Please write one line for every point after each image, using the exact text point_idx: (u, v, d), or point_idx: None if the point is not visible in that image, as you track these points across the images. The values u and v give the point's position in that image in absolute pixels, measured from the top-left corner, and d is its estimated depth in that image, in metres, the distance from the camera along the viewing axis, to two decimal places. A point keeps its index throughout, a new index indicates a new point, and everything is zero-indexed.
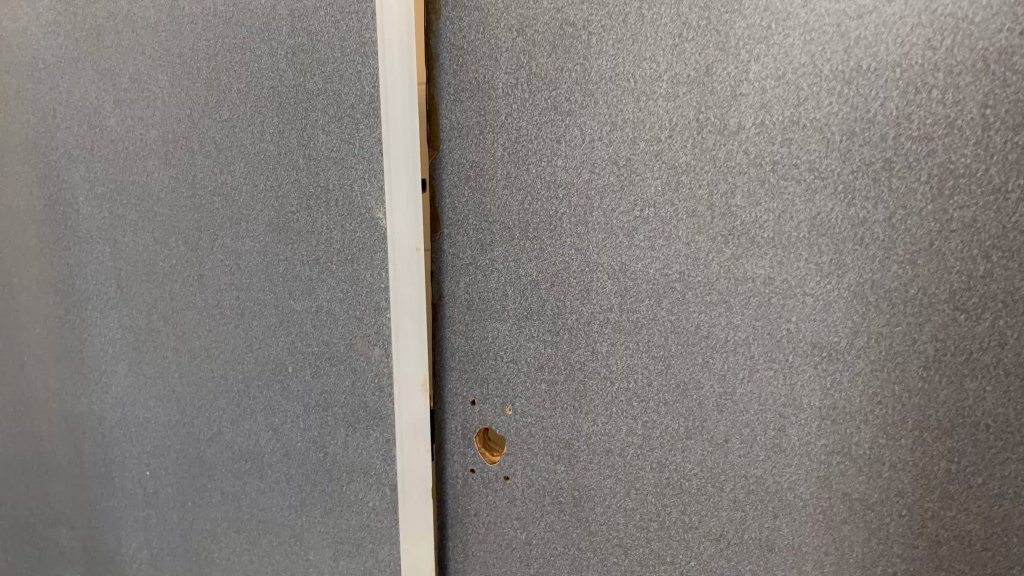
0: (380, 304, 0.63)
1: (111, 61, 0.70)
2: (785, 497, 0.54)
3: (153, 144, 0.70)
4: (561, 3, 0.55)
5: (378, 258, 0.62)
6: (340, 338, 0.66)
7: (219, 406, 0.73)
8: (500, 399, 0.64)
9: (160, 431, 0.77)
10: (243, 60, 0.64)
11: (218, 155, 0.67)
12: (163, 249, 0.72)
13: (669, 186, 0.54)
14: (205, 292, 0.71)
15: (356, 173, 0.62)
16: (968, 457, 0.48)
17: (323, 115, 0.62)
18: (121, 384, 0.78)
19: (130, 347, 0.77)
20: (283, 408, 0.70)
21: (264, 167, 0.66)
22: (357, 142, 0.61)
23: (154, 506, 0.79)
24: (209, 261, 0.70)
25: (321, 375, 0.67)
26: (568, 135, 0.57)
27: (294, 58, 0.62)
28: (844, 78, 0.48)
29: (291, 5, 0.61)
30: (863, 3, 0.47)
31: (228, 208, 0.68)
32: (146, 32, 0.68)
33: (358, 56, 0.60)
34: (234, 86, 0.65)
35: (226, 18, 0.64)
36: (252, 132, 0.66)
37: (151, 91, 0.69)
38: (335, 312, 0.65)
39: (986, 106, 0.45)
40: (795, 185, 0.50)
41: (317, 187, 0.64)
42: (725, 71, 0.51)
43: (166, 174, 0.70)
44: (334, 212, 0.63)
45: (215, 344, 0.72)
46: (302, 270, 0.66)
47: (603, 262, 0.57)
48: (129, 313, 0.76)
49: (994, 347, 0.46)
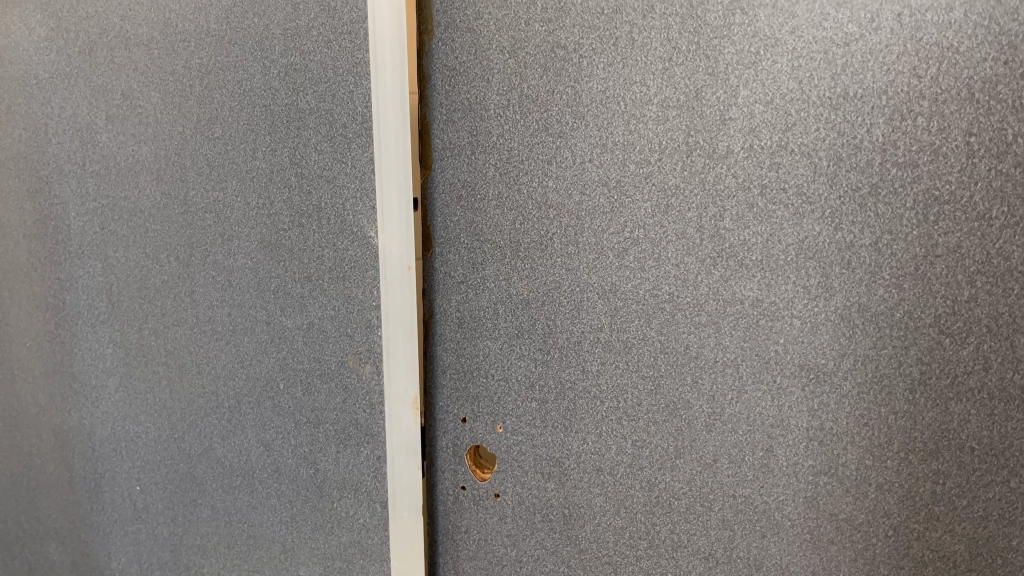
0: (371, 322, 0.63)
1: (103, 78, 0.71)
2: (773, 517, 0.54)
3: (145, 160, 0.70)
4: (553, 26, 0.56)
5: (370, 276, 0.63)
6: (332, 355, 0.66)
7: (210, 421, 0.73)
8: (491, 417, 0.64)
9: (150, 446, 0.77)
10: (235, 78, 0.65)
11: (210, 172, 0.68)
12: (154, 265, 0.72)
13: (659, 208, 0.55)
14: (196, 308, 0.71)
15: (348, 191, 0.62)
16: (953, 479, 0.49)
17: (315, 134, 0.62)
18: (111, 399, 0.78)
19: (120, 363, 0.77)
20: (274, 424, 0.70)
21: (257, 185, 0.66)
22: (349, 161, 0.61)
23: (144, 521, 0.79)
24: (201, 277, 0.70)
25: (312, 392, 0.67)
26: (559, 156, 0.57)
27: (286, 77, 0.62)
28: (831, 104, 0.48)
29: (284, 25, 0.62)
30: (849, 31, 0.47)
31: (220, 225, 0.68)
32: (139, 50, 0.68)
33: (350, 76, 0.60)
34: (226, 104, 0.66)
35: (218, 36, 0.65)
36: (244, 150, 0.66)
37: (143, 107, 0.69)
38: (326, 330, 0.65)
39: (971, 134, 0.46)
40: (783, 209, 0.51)
41: (308, 205, 0.64)
42: (714, 96, 0.52)
43: (157, 190, 0.70)
44: (326, 230, 0.64)
45: (207, 360, 0.72)
46: (294, 288, 0.66)
47: (594, 282, 0.58)
48: (119, 328, 0.76)
49: (978, 371, 0.47)
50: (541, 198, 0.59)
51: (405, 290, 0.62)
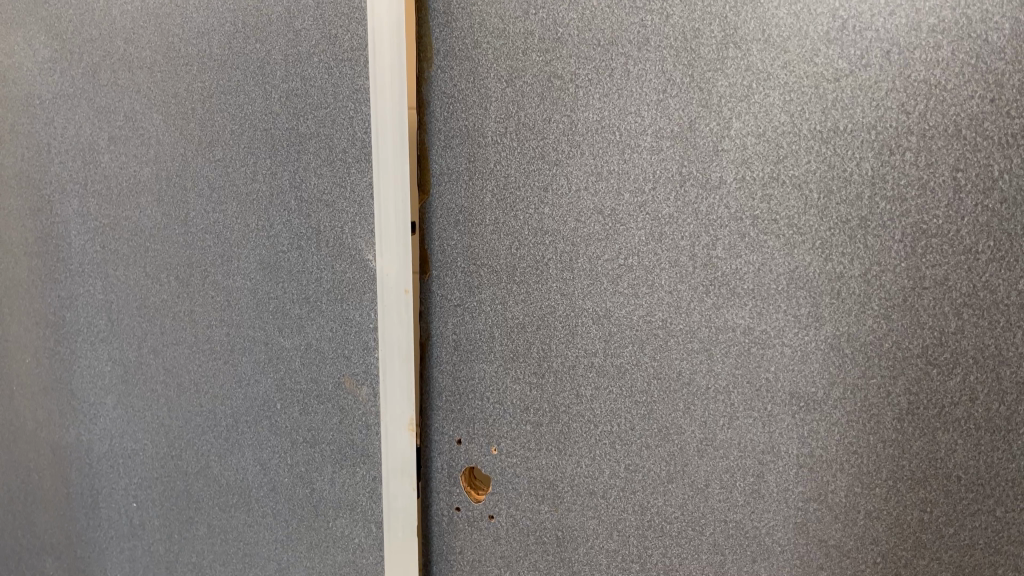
0: (368, 344, 0.64)
1: (106, 99, 0.71)
2: (764, 542, 0.55)
3: (146, 181, 0.71)
4: (550, 57, 0.57)
5: (368, 299, 0.63)
6: (329, 376, 0.66)
7: (207, 440, 0.74)
8: (486, 439, 0.65)
9: (148, 463, 0.77)
10: (237, 102, 0.66)
11: (211, 194, 0.68)
12: (154, 284, 0.73)
13: (653, 237, 0.55)
14: (196, 327, 0.72)
15: (347, 215, 0.63)
16: (940, 507, 0.50)
17: (315, 159, 0.63)
18: (109, 416, 0.78)
19: (119, 380, 0.77)
20: (272, 443, 0.71)
21: (257, 207, 0.67)
22: (348, 185, 0.62)
23: (140, 537, 0.80)
24: (200, 297, 0.71)
25: (309, 413, 0.68)
26: (554, 183, 0.58)
27: (288, 102, 0.63)
28: (822, 137, 0.49)
29: (286, 51, 0.63)
30: (840, 67, 0.48)
31: (220, 246, 0.69)
32: (142, 72, 0.69)
33: (350, 101, 0.61)
34: (228, 127, 0.67)
35: (220, 61, 0.66)
36: (245, 173, 0.67)
37: (145, 129, 0.70)
38: (324, 350, 0.66)
39: (958, 170, 0.46)
40: (774, 240, 0.52)
41: (308, 228, 0.65)
42: (708, 127, 0.53)
43: (158, 211, 0.71)
44: (325, 252, 0.64)
45: (205, 378, 0.73)
46: (292, 309, 0.67)
47: (588, 308, 0.59)
48: (119, 346, 0.76)
49: (964, 402, 0.48)
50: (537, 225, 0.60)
51: (402, 314, 0.62)
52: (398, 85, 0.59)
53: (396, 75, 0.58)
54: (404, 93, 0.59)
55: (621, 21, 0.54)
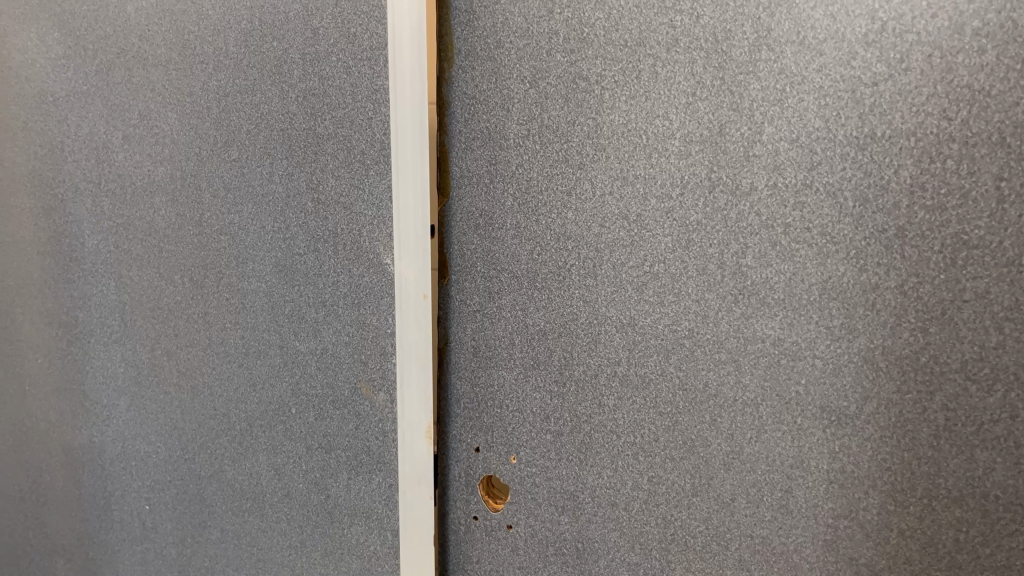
0: (386, 349, 0.63)
1: (121, 97, 0.70)
2: (791, 559, 0.53)
3: (160, 180, 0.70)
4: (575, 58, 0.56)
5: (385, 304, 0.62)
6: (345, 381, 0.65)
7: (221, 443, 0.73)
8: (505, 447, 0.64)
9: (161, 466, 0.76)
10: (253, 101, 0.64)
11: (226, 194, 0.67)
12: (168, 286, 0.72)
13: (679, 244, 0.54)
14: (210, 330, 0.71)
15: (365, 218, 0.62)
16: (976, 527, 0.47)
17: (333, 160, 0.62)
18: (121, 419, 0.77)
19: (132, 382, 0.76)
20: (286, 448, 0.70)
21: (273, 209, 0.65)
22: (366, 187, 0.61)
23: (153, 541, 0.79)
24: (215, 299, 0.70)
25: (324, 418, 0.67)
26: (578, 188, 0.57)
27: (305, 102, 0.62)
28: (858, 143, 0.48)
29: (303, 50, 0.61)
30: (878, 71, 0.47)
31: (235, 248, 0.68)
32: (157, 70, 0.68)
33: (369, 102, 0.60)
34: (244, 127, 0.65)
35: (237, 59, 0.64)
36: (261, 173, 0.65)
37: (160, 127, 0.69)
38: (340, 355, 0.65)
39: (1001, 179, 0.44)
40: (807, 248, 0.50)
41: (325, 231, 0.64)
42: (739, 132, 0.51)
43: (173, 212, 0.70)
44: (341, 255, 0.63)
45: (219, 382, 0.72)
46: (308, 313, 0.66)
47: (611, 315, 0.57)
48: (132, 347, 0.75)
49: (1005, 420, 0.46)
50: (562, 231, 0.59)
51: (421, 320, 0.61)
52: (418, 87, 0.58)
53: (417, 76, 0.58)
54: (423, 94, 0.58)
55: (649, 22, 0.52)
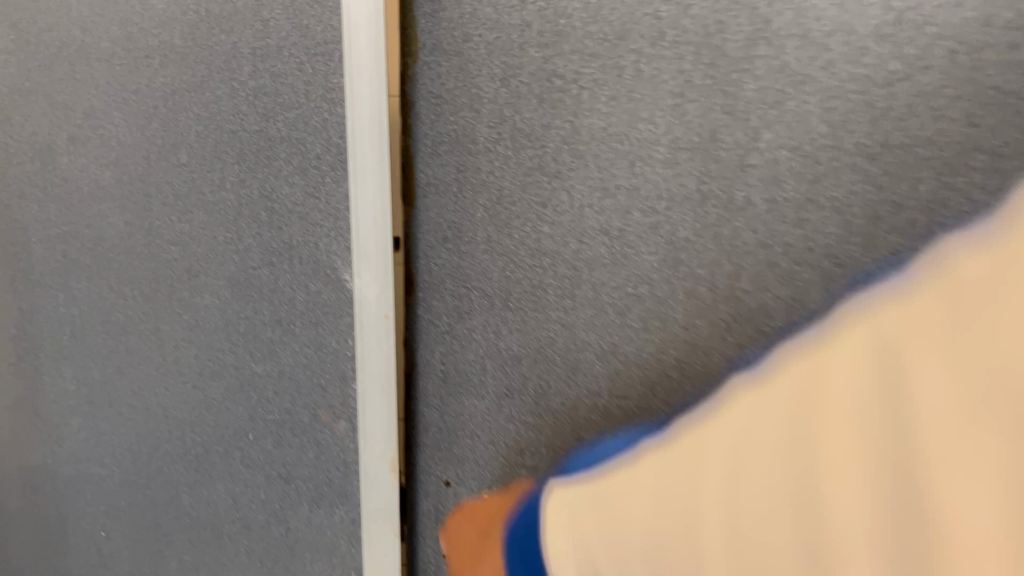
0: (347, 373, 0.58)
1: (64, 94, 0.64)
2: None
3: (107, 186, 0.65)
4: (551, 53, 0.50)
5: (345, 323, 0.57)
6: (304, 407, 0.60)
7: (176, 469, 0.67)
8: (477, 483, 0.58)
9: (115, 490, 0.71)
10: (201, 100, 0.58)
11: (175, 202, 0.62)
12: (119, 299, 0.67)
13: (666, 264, 0.48)
14: (163, 348, 0.65)
15: (322, 230, 0.56)
16: None
17: (286, 165, 0.56)
18: (74, 439, 0.72)
19: (84, 401, 0.71)
20: (244, 476, 0.64)
21: (224, 218, 0.60)
22: (323, 197, 0.55)
23: (110, 567, 0.74)
24: (166, 315, 0.64)
25: (283, 446, 0.62)
26: (554, 199, 0.51)
27: (255, 101, 0.56)
28: (868, 153, 0.42)
29: (253, 44, 0.55)
30: (893, 70, 0.41)
31: (186, 260, 0.62)
32: (100, 65, 0.62)
33: (325, 102, 0.54)
34: (193, 127, 0.59)
35: (183, 54, 0.58)
36: (211, 179, 0.60)
37: (106, 128, 0.63)
38: (298, 379, 0.60)
39: None
40: (810, 272, 0.43)
41: (279, 243, 0.58)
42: (733, 138, 0.45)
43: (121, 220, 0.65)
44: (297, 271, 0.58)
45: (172, 403, 0.66)
46: (264, 332, 0.60)
47: (591, 341, 0.51)
48: (84, 364, 0.70)
49: None
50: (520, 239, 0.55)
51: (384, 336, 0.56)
52: (381, 76, 0.53)
53: (377, 63, 0.53)
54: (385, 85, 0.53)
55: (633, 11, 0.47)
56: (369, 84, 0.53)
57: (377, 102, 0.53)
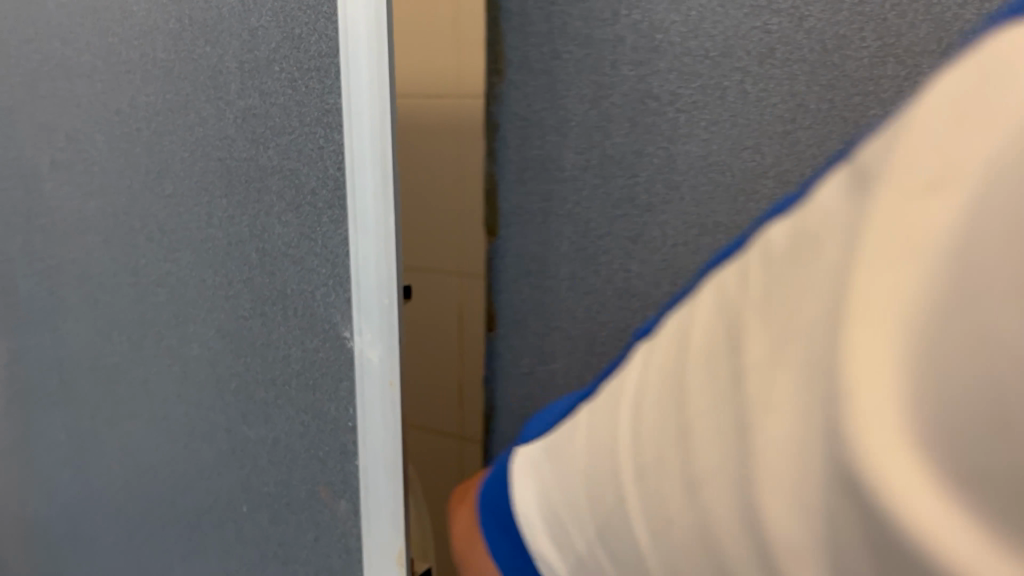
0: (347, 447, 0.48)
1: (46, 114, 0.57)
2: None
3: (91, 217, 0.57)
4: (644, 71, 0.62)
5: (344, 388, 0.47)
6: (301, 482, 0.51)
7: (169, 536, 0.60)
8: None
9: (107, 553, 0.64)
10: (186, 123, 0.50)
11: (161, 238, 0.54)
12: (106, 344, 0.59)
13: None
14: (152, 401, 0.58)
15: (318, 277, 0.47)
16: None
17: (278, 201, 0.47)
18: (64, 494, 0.65)
19: (73, 453, 0.64)
20: (238, 553, 0.56)
21: (214, 258, 0.51)
22: (319, 239, 0.46)
23: None
24: (155, 364, 0.57)
25: (279, 522, 0.53)
26: None
27: (244, 125, 0.48)
28: None
29: (241, 57, 0.47)
30: None
31: (174, 304, 0.54)
32: (82, 81, 0.54)
33: (320, 126, 0.45)
34: (178, 154, 0.51)
35: (166, 68, 0.50)
36: (199, 214, 0.51)
37: (89, 152, 0.56)
38: (294, 449, 0.51)
39: None
40: None
41: (272, 290, 0.49)
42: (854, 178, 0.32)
43: (106, 255, 0.57)
44: (292, 324, 0.49)
45: (162, 464, 0.58)
46: (257, 392, 0.52)
47: None
48: (73, 413, 0.63)
49: None
50: (586, 220, 0.67)
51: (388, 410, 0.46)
52: (387, 97, 0.42)
53: (382, 80, 0.42)
54: (393, 108, 0.42)
55: (736, 27, 0.58)
56: (370, 106, 0.42)
57: (381, 129, 0.42)
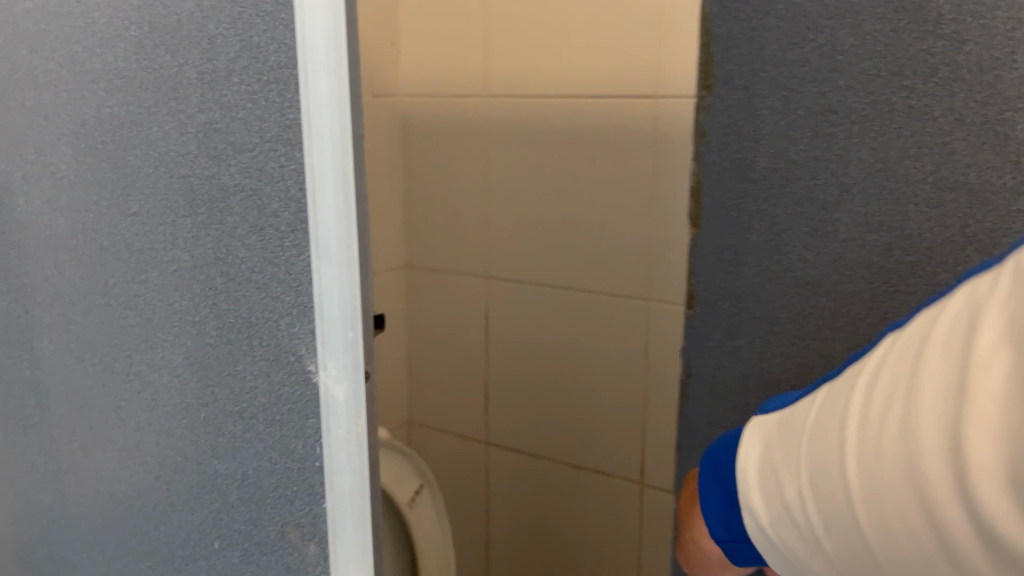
0: (315, 489, 0.45)
1: (16, 126, 0.55)
2: None
3: (61, 234, 0.54)
4: (828, 88, 0.88)
5: (311, 426, 0.44)
6: (270, 522, 0.48)
7: (144, 567, 0.57)
8: None
9: None
10: (148, 136, 0.47)
11: (128, 258, 0.50)
12: (80, 366, 0.56)
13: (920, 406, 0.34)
14: (124, 428, 0.55)
15: (283, 305, 0.43)
16: None
17: (240, 223, 0.44)
18: (45, 517, 0.63)
19: (53, 477, 0.61)
20: None
21: (179, 281, 0.48)
22: (283, 264, 0.43)
23: None
24: (126, 390, 0.54)
25: (250, 563, 0.50)
26: None
27: (206, 140, 0.44)
28: None
29: (200, 67, 0.43)
30: None
31: (143, 328, 0.51)
32: (48, 91, 0.52)
33: (280, 143, 0.41)
34: (142, 169, 0.48)
35: (128, 78, 0.47)
36: (164, 233, 0.48)
37: (56, 166, 0.53)
38: (263, 487, 0.47)
39: None
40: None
41: (237, 317, 0.46)
42: None
43: (76, 274, 0.54)
44: (258, 354, 0.45)
45: (136, 494, 0.55)
46: (225, 425, 0.48)
47: None
48: (51, 436, 0.60)
49: None
50: (767, 221, 0.94)
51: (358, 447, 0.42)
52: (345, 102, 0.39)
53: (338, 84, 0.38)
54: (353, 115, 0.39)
55: (908, 48, 0.83)
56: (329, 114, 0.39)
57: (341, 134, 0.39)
